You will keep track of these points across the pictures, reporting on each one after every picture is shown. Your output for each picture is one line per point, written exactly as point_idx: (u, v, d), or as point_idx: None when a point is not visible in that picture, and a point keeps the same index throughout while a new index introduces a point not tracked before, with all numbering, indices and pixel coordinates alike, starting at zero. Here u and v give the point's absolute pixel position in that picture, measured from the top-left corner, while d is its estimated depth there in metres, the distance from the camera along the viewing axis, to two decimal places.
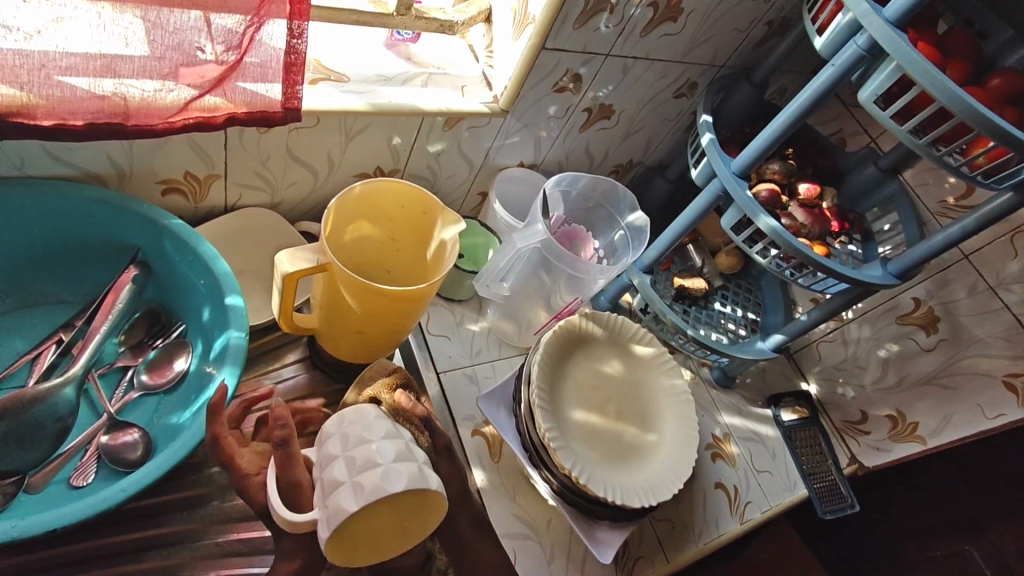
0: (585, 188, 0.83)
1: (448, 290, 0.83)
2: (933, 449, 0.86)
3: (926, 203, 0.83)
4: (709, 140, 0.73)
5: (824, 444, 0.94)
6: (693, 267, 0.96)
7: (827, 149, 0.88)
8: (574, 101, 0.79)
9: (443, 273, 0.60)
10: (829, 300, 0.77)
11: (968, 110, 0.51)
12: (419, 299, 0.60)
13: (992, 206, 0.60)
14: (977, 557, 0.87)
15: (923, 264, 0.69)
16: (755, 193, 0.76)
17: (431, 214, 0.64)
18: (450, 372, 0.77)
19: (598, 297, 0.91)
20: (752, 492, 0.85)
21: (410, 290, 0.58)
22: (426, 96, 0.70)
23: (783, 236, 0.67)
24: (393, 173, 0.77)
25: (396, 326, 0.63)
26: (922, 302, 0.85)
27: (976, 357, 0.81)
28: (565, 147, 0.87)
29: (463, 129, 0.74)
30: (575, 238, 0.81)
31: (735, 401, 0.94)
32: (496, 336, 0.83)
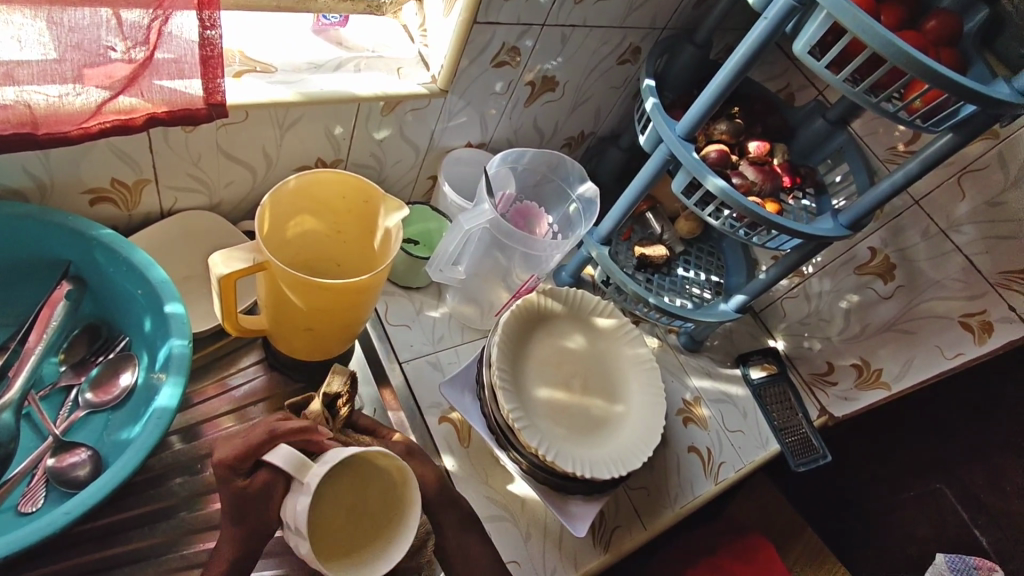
0: (532, 163, 0.81)
1: (404, 279, 0.82)
2: (898, 394, 0.88)
3: (875, 150, 0.84)
4: (652, 103, 0.70)
5: (793, 399, 0.95)
6: (653, 234, 0.97)
7: (774, 106, 0.88)
8: (516, 75, 0.77)
9: (390, 260, 0.58)
10: (786, 256, 0.78)
11: (900, 53, 0.50)
12: (367, 290, 0.58)
13: (933, 148, 0.61)
14: (949, 493, 0.94)
15: (873, 212, 0.70)
16: (704, 155, 0.75)
17: (374, 203, 0.61)
18: (413, 360, 0.77)
19: (559, 273, 0.91)
20: (725, 453, 0.86)
21: (355, 282, 0.56)
22: (361, 81, 0.68)
23: (732, 196, 0.66)
24: (336, 164, 0.75)
25: (348, 320, 0.61)
26: (878, 251, 0.86)
27: (933, 300, 0.82)
28: (512, 124, 0.85)
29: (404, 112, 0.73)
30: (529, 215, 0.80)
31: (703, 364, 0.95)
32: (457, 320, 0.82)
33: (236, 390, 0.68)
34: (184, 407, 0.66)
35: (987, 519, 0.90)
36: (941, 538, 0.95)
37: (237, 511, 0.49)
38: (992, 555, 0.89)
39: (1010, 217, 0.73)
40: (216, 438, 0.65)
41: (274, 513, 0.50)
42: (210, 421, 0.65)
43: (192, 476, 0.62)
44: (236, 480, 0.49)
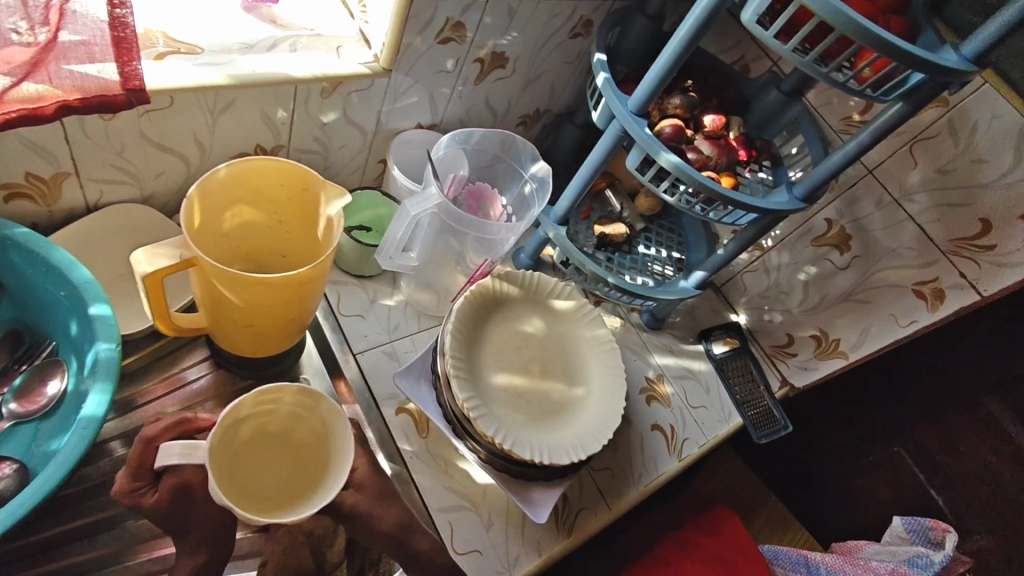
0: (483, 143, 0.79)
1: (355, 267, 0.79)
2: (856, 362, 0.89)
3: (829, 121, 0.83)
4: (603, 78, 0.68)
5: (755, 371, 0.96)
6: (613, 212, 0.95)
7: (729, 78, 0.86)
8: (463, 52, 0.74)
9: (331, 251, 0.55)
10: (744, 230, 0.77)
11: (849, 22, 0.50)
12: (307, 283, 0.55)
13: (883, 118, 0.60)
14: (906, 456, 0.96)
15: (826, 184, 0.69)
16: (659, 130, 0.74)
17: (314, 190, 0.58)
18: (368, 351, 0.74)
19: (518, 255, 0.89)
20: (689, 429, 0.87)
21: (292, 276, 0.53)
22: (297, 60, 0.64)
23: (686, 171, 0.65)
24: (276, 151, 0.71)
25: (291, 315, 0.58)
26: (834, 222, 0.86)
27: (886, 270, 0.82)
28: (463, 103, 0.82)
29: (346, 94, 0.69)
30: (482, 197, 0.78)
31: (666, 341, 0.95)
32: (413, 308, 0.80)
33: (185, 388, 0.66)
34: (126, 411, 0.64)
35: (942, 480, 0.92)
36: (898, 500, 0.97)
37: (172, 522, 0.54)
38: (947, 514, 0.91)
39: (960, 184, 0.73)
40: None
41: (198, 512, 0.55)
42: (155, 424, 0.64)
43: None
44: (145, 495, 0.54)
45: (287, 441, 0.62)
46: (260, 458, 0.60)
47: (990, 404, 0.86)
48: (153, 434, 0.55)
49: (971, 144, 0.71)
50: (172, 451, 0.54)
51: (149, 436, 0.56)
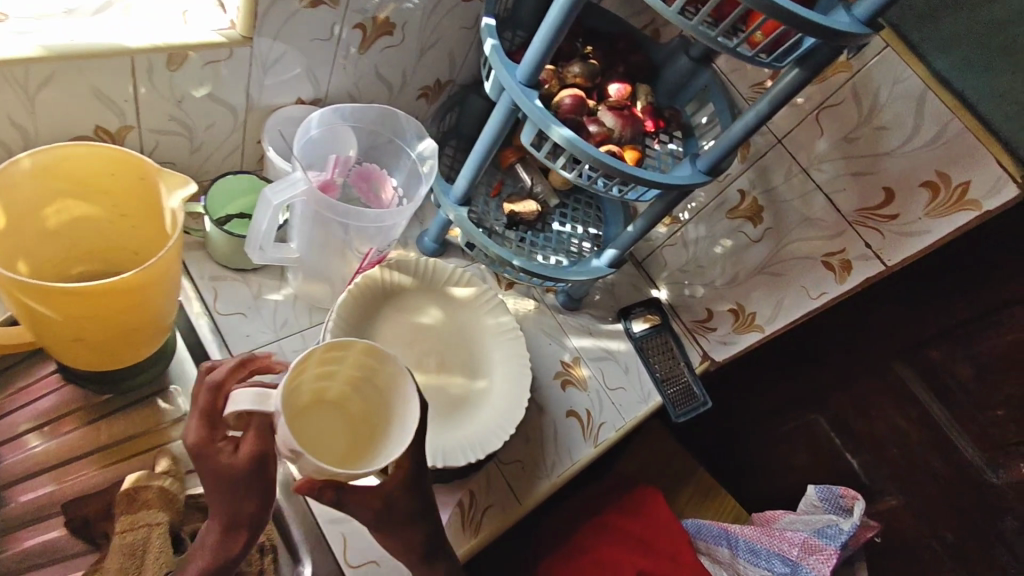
0: (369, 118, 0.71)
1: (235, 261, 0.70)
2: (771, 335, 0.87)
3: (739, 88, 0.79)
4: (490, 45, 0.62)
5: (675, 347, 0.93)
6: (524, 188, 0.90)
7: (638, 43, 0.82)
8: (337, 17, 0.66)
9: (160, 255, 0.48)
10: (652, 206, 0.73)
11: None
12: (134, 289, 0.49)
13: (781, 86, 0.57)
14: (823, 422, 0.96)
15: (732, 154, 0.65)
16: (557, 102, 0.69)
17: (149, 180, 0.51)
18: (249, 352, 0.68)
19: (422, 238, 0.83)
20: (606, 412, 0.84)
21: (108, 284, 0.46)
22: (130, 27, 0.56)
23: (579, 146, 0.61)
24: (124, 132, 0.62)
25: (127, 325, 0.52)
26: (747, 193, 0.84)
27: (797, 242, 0.81)
28: (349, 76, 0.74)
29: (198, 67, 0.61)
30: (370, 178, 0.72)
31: (584, 323, 0.91)
32: (304, 301, 0.73)
33: (36, 404, 0.61)
34: None
35: (856, 444, 0.92)
36: (817, 464, 0.98)
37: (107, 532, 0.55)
38: (861, 476, 0.92)
39: (865, 152, 0.71)
40: (19, 461, 0.59)
41: (261, 453, 0.52)
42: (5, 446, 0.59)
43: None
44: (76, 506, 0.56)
45: (345, 414, 0.56)
46: (316, 422, 0.55)
47: (901, 368, 0.86)
48: (222, 379, 0.51)
49: (875, 110, 0.69)
50: (243, 398, 0.48)
51: (217, 381, 0.51)
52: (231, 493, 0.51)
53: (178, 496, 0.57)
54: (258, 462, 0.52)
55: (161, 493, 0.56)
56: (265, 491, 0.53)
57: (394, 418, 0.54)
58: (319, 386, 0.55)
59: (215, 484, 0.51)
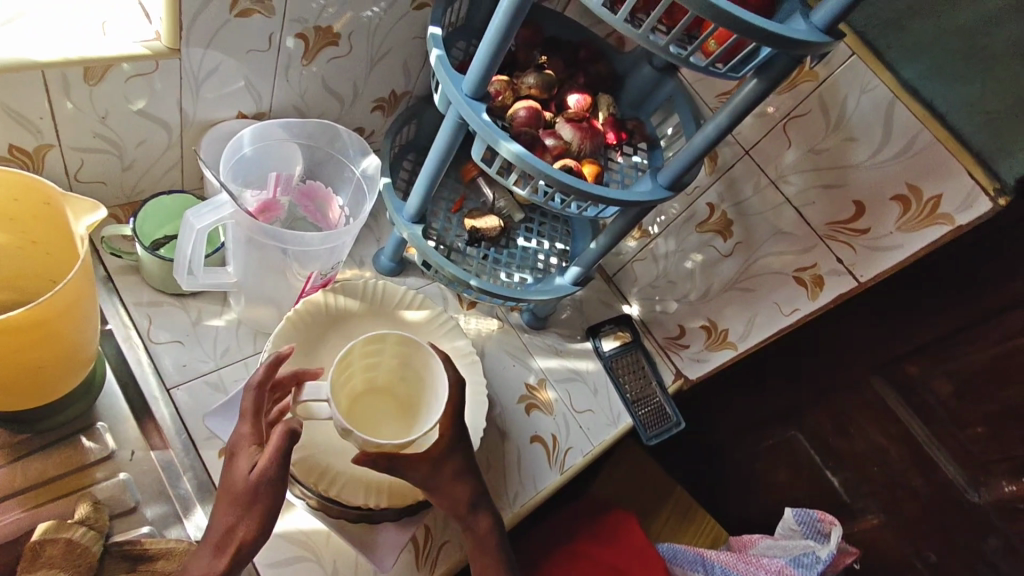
0: (311, 133, 0.67)
1: (170, 286, 0.66)
2: (744, 353, 0.84)
3: (704, 98, 0.77)
4: (436, 56, 0.59)
5: (647, 367, 0.89)
6: (486, 204, 0.87)
7: (600, 52, 0.79)
8: (274, 27, 0.62)
9: (58, 287, 0.44)
10: (614, 222, 0.70)
11: None
12: (32, 325, 0.44)
13: (740, 97, 0.54)
14: (803, 439, 0.92)
15: (694, 168, 0.62)
16: (511, 115, 0.66)
17: (54, 204, 0.47)
18: (184, 384, 0.63)
19: (378, 258, 0.80)
20: (573, 437, 0.81)
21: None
22: (41, 40, 0.53)
23: (530, 162, 0.57)
24: (43, 150, 0.59)
25: (33, 363, 0.48)
26: (716, 207, 0.81)
27: (768, 257, 0.78)
28: (294, 89, 0.71)
29: (120, 81, 0.57)
30: (315, 197, 0.69)
31: (550, 342, 0.88)
32: (248, 326, 0.69)
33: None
34: None
35: (836, 461, 0.89)
36: (797, 483, 0.94)
37: None
38: (842, 495, 0.89)
39: (834, 164, 0.68)
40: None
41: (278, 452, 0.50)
42: None
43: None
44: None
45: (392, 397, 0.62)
46: (367, 415, 0.61)
47: (876, 384, 0.81)
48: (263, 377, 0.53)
49: (842, 120, 0.66)
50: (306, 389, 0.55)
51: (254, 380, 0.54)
52: (238, 502, 0.49)
53: (92, 552, 0.53)
54: (271, 480, 0.49)
55: (68, 548, 0.52)
56: (267, 515, 0.49)
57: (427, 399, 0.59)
58: (365, 379, 0.61)
59: (245, 477, 0.50)
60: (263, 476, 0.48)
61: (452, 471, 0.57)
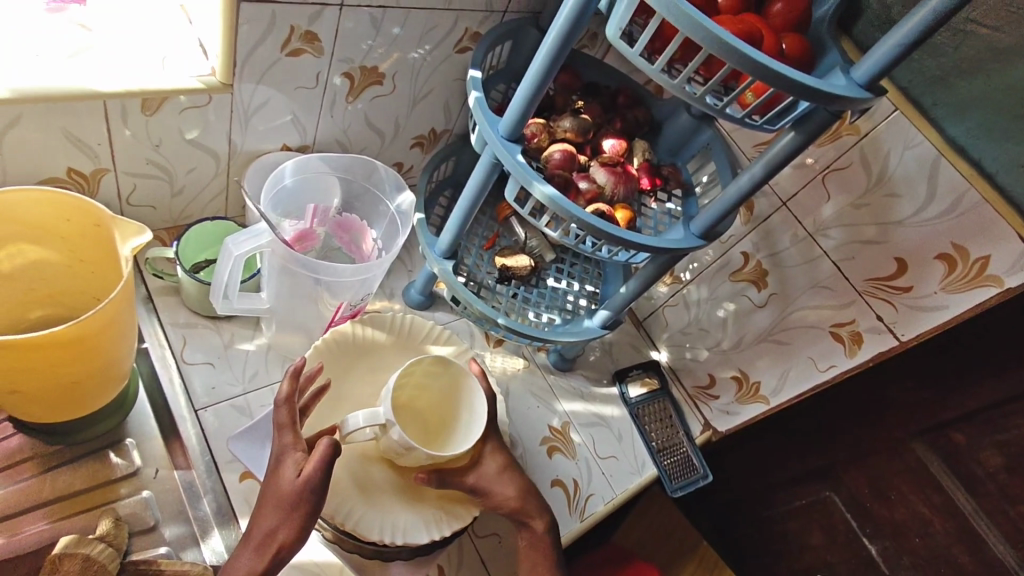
0: (351, 166, 0.69)
1: (207, 309, 0.68)
2: (777, 408, 0.81)
3: (742, 147, 0.76)
4: (474, 98, 0.61)
5: (674, 416, 0.88)
6: (518, 242, 0.87)
7: (639, 98, 0.79)
8: (323, 65, 0.65)
9: (103, 305, 0.46)
10: (644, 267, 0.70)
11: (725, 47, 0.43)
12: (72, 340, 0.46)
13: (777, 149, 0.53)
14: (838, 502, 0.88)
15: (727, 218, 0.62)
16: (546, 157, 0.67)
17: (104, 225, 0.49)
18: (212, 407, 0.65)
19: (408, 291, 0.81)
20: (595, 483, 0.79)
21: (44, 335, 0.44)
22: (107, 75, 0.56)
23: (562, 205, 0.57)
24: (100, 174, 0.62)
25: (66, 378, 0.49)
26: (750, 256, 0.79)
27: (804, 309, 0.76)
28: (337, 123, 0.73)
29: (177, 112, 0.60)
30: (351, 229, 0.70)
31: (576, 385, 0.86)
32: (278, 352, 0.70)
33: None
34: None
35: (873, 528, 0.85)
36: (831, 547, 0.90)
37: None
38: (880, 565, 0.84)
39: (874, 218, 0.67)
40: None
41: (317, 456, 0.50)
42: None
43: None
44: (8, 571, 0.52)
45: (424, 413, 0.60)
46: (410, 429, 0.58)
47: (918, 449, 0.77)
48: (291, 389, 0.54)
49: (884, 175, 0.65)
50: (357, 419, 0.53)
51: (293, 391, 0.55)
52: (280, 506, 0.49)
53: (108, 569, 0.52)
54: (315, 486, 0.49)
55: (84, 564, 0.51)
56: (309, 519, 0.49)
57: (465, 412, 0.59)
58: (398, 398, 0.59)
59: (286, 476, 0.50)
60: (307, 480, 0.48)
61: (497, 465, 0.59)
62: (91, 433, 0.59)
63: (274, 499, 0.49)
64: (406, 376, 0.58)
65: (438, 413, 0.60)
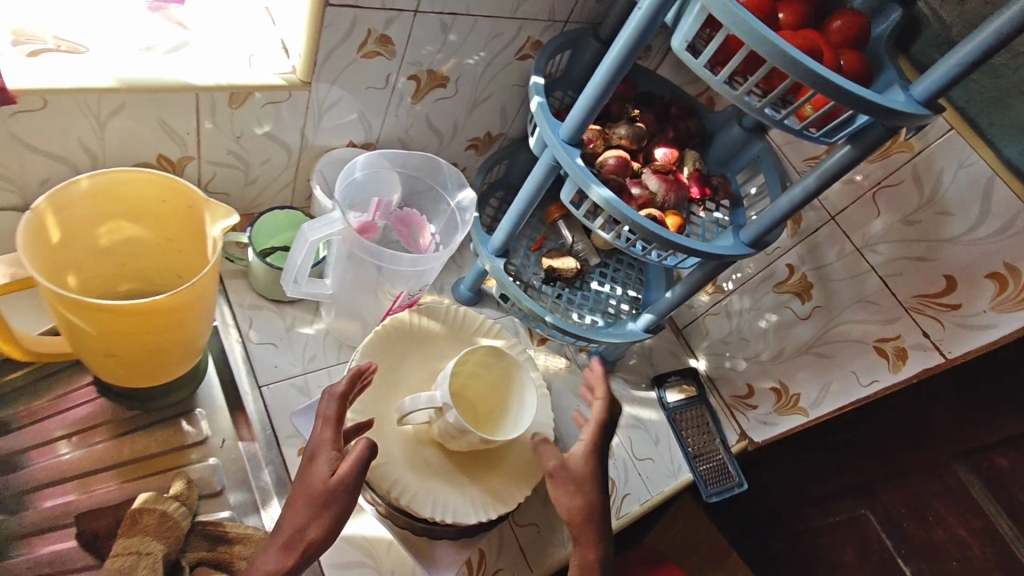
0: (414, 164, 0.73)
1: (272, 292, 0.73)
2: (816, 420, 0.82)
3: (792, 161, 0.78)
4: (537, 102, 0.63)
5: (711, 423, 0.89)
6: (565, 245, 0.89)
7: (691, 110, 0.81)
8: (394, 67, 0.69)
9: (199, 278, 0.50)
10: (691, 273, 0.71)
11: (788, 61, 0.45)
12: (168, 310, 0.49)
13: (832, 161, 0.55)
14: (873, 520, 0.87)
15: (777, 228, 0.63)
16: (601, 162, 0.69)
17: (197, 208, 0.53)
18: (274, 384, 0.69)
19: (458, 286, 0.84)
20: (631, 484, 0.80)
21: (146, 303, 0.47)
22: (202, 69, 0.60)
23: (618, 207, 0.60)
24: (185, 162, 0.66)
25: (155, 346, 0.53)
26: (796, 268, 0.80)
27: (849, 323, 0.76)
28: (401, 122, 0.77)
29: (260, 106, 0.65)
30: (410, 223, 0.74)
31: (615, 387, 0.88)
32: (334, 338, 0.74)
33: (68, 413, 0.62)
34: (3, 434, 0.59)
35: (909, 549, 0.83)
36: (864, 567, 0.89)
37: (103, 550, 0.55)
38: None
39: (924, 236, 0.68)
40: (47, 466, 0.59)
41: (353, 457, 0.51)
42: (37, 450, 0.59)
43: (13, 513, 0.56)
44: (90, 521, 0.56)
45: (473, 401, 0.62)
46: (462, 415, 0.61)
47: (960, 472, 0.77)
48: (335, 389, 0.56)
49: (937, 194, 0.66)
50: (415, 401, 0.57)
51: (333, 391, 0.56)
52: (313, 502, 0.50)
53: (181, 526, 0.56)
54: (349, 485, 0.50)
55: (162, 520, 0.55)
56: (340, 518, 0.50)
57: (513, 402, 0.62)
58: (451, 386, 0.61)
59: (320, 473, 0.51)
60: (346, 478, 0.50)
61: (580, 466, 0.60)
62: (165, 401, 0.63)
63: (308, 495, 0.50)
64: (460, 366, 0.60)
65: (486, 401, 0.62)
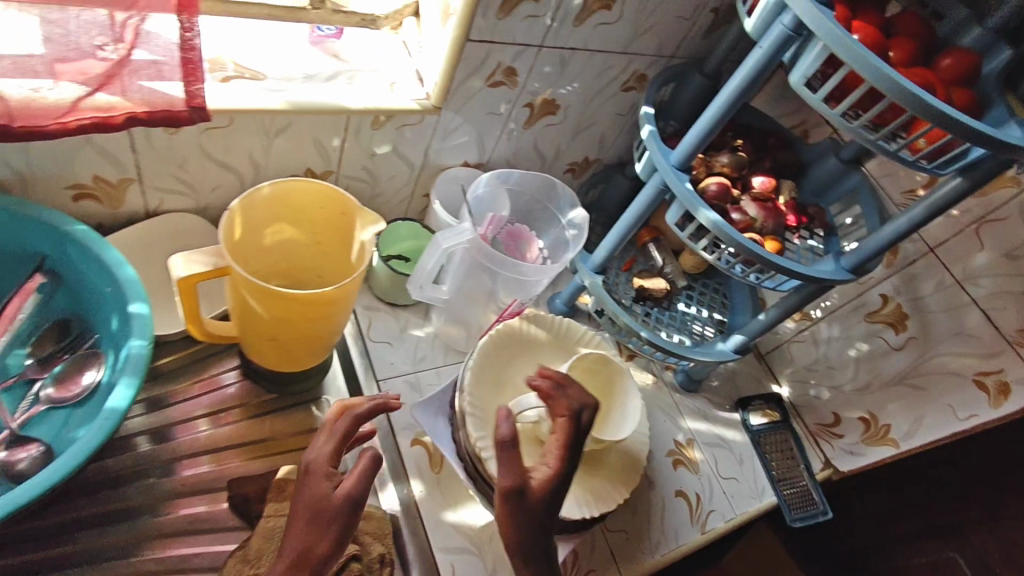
0: (525, 184, 0.80)
1: (389, 296, 0.80)
2: (907, 452, 0.81)
3: (890, 193, 0.79)
4: (648, 130, 0.68)
5: (795, 447, 0.89)
6: (655, 267, 0.93)
7: (788, 141, 0.84)
8: (514, 95, 0.75)
9: (357, 273, 0.57)
10: (788, 296, 0.74)
11: (909, 96, 0.48)
12: (327, 302, 0.56)
13: (942, 191, 0.57)
14: (962, 563, 0.85)
15: (879, 256, 0.65)
16: (704, 187, 0.72)
17: (350, 215, 0.61)
18: (390, 379, 0.75)
19: (553, 300, 0.88)
20: (716, 501, 0.82)
21: (315, 294, 0.55)
22: (353, 94, 0.68)
23: (725, 229, 0.63)
24: (326, 175, 0.75)
25: (308, 332, 0.60)
26: (890, 299, 0.81)
27: (945, 355, 0.76)
28: (511, 145, 0.83)
29: (396, 128, 0.72)
30: (519, 238, 0.79)
31: (700, 407, 0.90)
32: (442, 341, 0.80)
33: (214, 391, 0.70)
34: (162, 406, 0.67)
35: None
36: None
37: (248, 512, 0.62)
38: None
39: None
40: (189, 441, 0.66)
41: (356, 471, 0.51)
42: (188, 421, 0.67)
43: (168, 476, 0.63)
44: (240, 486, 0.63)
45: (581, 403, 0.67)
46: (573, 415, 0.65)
47: None
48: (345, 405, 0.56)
49: None
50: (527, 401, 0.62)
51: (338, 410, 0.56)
52: (318, 521, 0.48)
53: None
54: (356, 499, 0.50)
55: None
56: (342, 534, 0.48)
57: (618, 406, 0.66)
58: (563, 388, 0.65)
59: (320, 489, 0.50)
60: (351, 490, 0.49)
61: None
62: (301, 388, 0.70)
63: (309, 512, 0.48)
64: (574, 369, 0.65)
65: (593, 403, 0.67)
